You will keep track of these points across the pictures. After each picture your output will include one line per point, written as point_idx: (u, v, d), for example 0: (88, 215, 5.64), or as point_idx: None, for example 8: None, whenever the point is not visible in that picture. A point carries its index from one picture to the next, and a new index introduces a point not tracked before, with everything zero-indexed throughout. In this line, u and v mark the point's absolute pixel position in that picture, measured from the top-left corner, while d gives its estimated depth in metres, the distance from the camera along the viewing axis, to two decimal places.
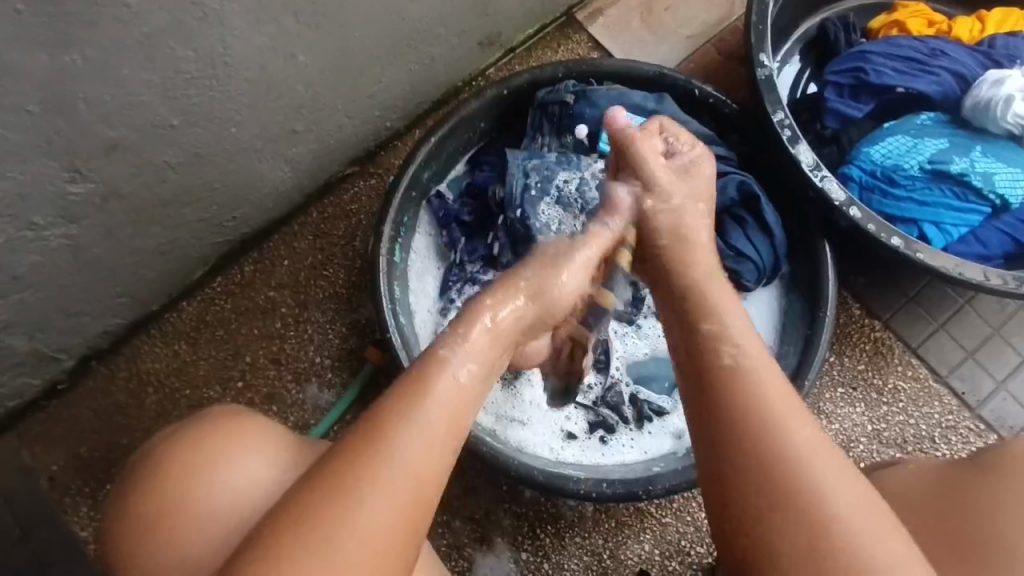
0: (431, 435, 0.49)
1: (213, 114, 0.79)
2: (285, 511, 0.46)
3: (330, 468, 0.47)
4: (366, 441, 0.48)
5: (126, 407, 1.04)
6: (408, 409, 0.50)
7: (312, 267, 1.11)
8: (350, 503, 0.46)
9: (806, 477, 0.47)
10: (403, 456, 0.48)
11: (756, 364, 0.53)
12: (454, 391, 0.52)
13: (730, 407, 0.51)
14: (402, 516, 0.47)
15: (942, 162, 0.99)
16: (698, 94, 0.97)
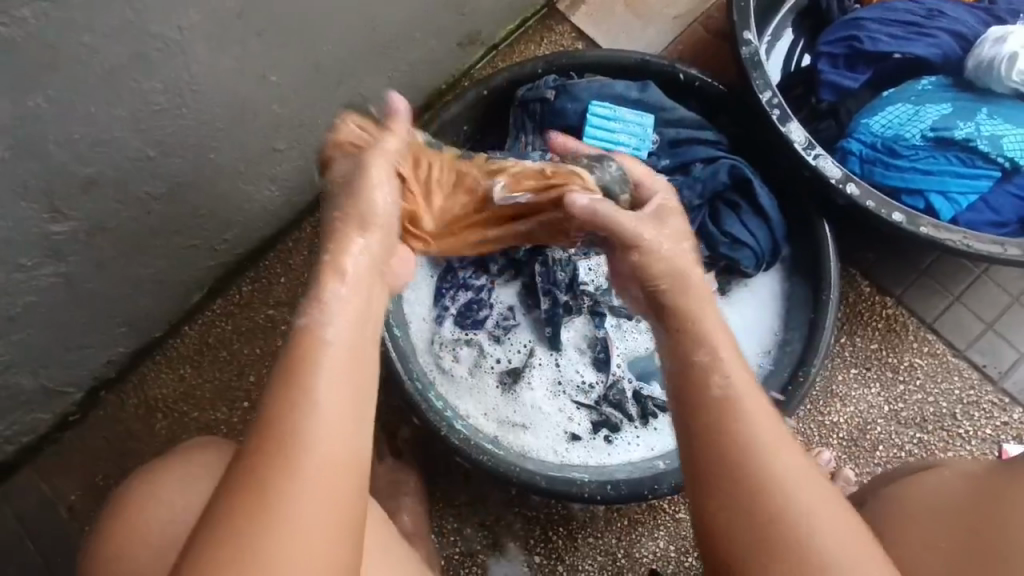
0: (335, 405, 0.47)
1: (189, 142, 0.79)
2: (213, 525, 0.43)
3: (233, 481, 0.45)
4: (270, 443, 0.45)
5: (137, 434, 1.06)
6: (303, 390, 0.47)
7: (308, 283, 1.11)
8: (272, 507, 0.43)
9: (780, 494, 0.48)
10: (313, 442, 0.45)
11: (746, 396, 0.53)
12: (337, 358, 0.50)
13: (719, 442, 0.51)
14: (333, 501, 0.45)
15: (945, 128, 0.95)
16: (683, 78, 0.94)
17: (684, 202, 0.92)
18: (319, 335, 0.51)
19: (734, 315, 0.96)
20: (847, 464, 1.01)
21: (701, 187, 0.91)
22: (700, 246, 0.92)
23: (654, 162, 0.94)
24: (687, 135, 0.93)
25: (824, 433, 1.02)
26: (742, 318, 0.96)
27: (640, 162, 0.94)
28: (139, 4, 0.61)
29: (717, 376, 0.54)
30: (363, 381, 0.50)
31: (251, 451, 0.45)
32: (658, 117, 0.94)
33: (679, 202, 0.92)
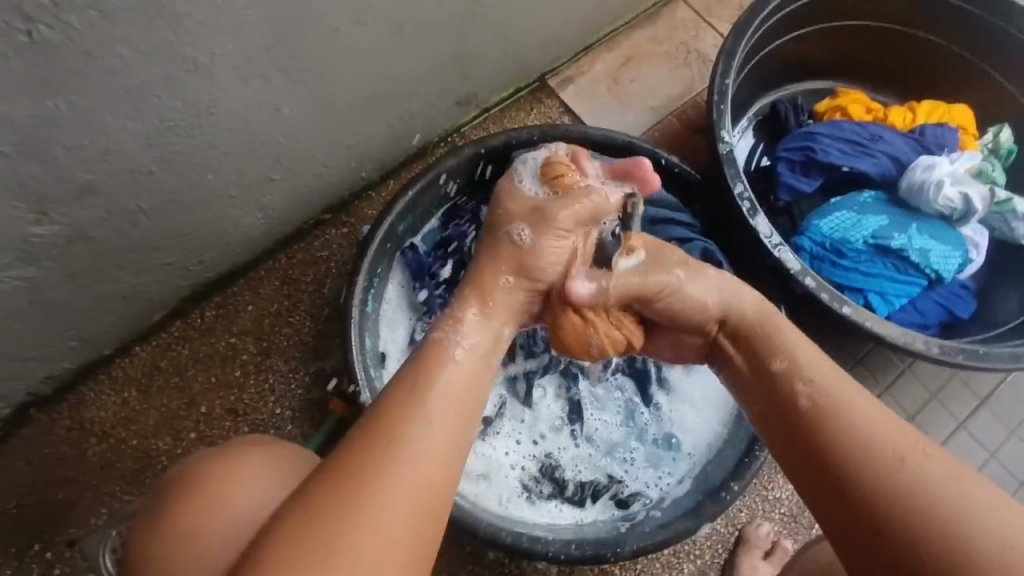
0: (445, 408, 0.60)
1: (192, 163, 0.79)
2: (323, 488, 0.53)
3: (355, 445, 0.56)
4: (391, 420, 0.57)
5: (65, 461, 0.97)
6: (423, 390, 0.60)
7: (276, 315, 1.09)
8: (377, 481, 0.53)
9: (873, 445, 0.58)
10: (423, 441, 0.57)
11: (839, 395, 0.62)
12: (453, 379, 0.62)
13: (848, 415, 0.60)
14: (433, 486, 0.55)
15: (884, 237, 1.07)
16: (664, 163, 1.03)
17: None
18: (448, 351, 0.64)
19: (695, 387, 1.01)
20: (787, 539, 1.06)
21: None
22: None
23: None
24: (665, 216, 1.01)
25: (767, 507, 1.07)
26: (701, 390, 1.01)
27: None
28: (179, 27, 0.63)
29: (828, 400, 0.62)
30: (464, 406, 0.61)
31: (370, 441, 0.56)
32: None
33: None
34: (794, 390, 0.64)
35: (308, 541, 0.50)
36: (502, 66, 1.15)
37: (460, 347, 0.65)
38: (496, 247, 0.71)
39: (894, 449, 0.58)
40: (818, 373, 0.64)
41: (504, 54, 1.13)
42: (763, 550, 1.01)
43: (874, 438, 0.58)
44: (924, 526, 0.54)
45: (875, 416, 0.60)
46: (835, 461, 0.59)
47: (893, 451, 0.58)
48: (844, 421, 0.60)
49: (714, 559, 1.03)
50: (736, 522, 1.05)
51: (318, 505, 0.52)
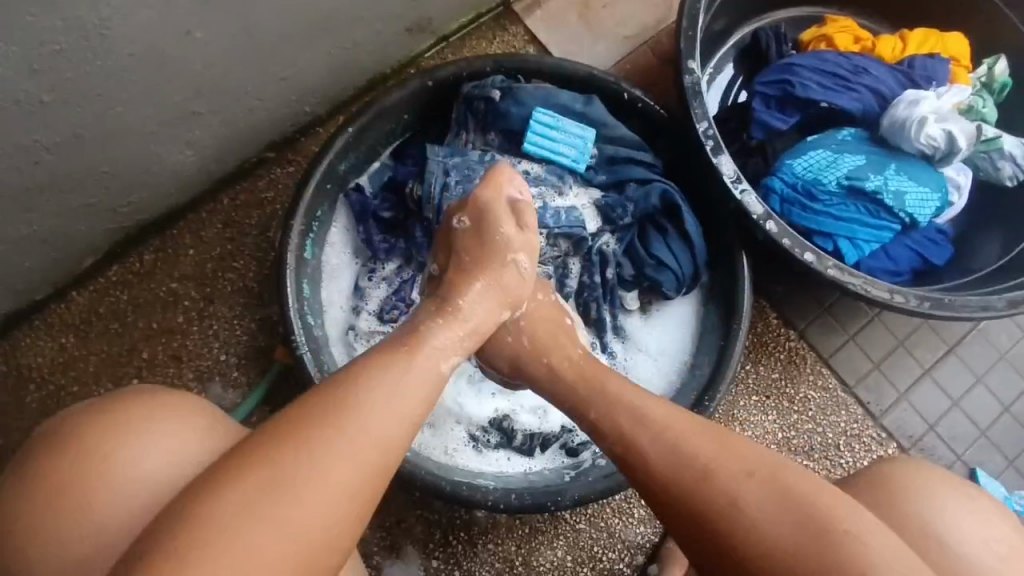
0: (402, 391, 0.58)
1: (93, 93, 0.72)
2: (283, 427, 0.53)
3: (294, 411, 0.54)
4: (340, 396, 0.55)
5: (4, 406, 0.96)
6: (400, 361, 0.61)
7: (219, 259, 1.04)
8: (336, 433, 0.53)
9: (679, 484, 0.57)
10: (377, 412, 0.55)
11: (638, 434, 0.62)
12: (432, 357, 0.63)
13: (667, 454, 0.59)
14: (374, 463, 0.53)
15: (859, 178, 1.00)
16: (628, 98, 0.95)
17: (614, 219, 0.93)
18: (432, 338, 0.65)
19: (652, 337, 0.98)
20: None
21: (633, 207, 0.93)
22: (626, 264, 0.94)
23: (590, 176, 0.95)
24: (626, 155, 0.94)
25: None
26: (658, 339, 0.98)
27: (576, 175, 0.94)
28: None
29: (632, 446, 0.61)
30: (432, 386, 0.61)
31: (335, 393, 0.55)
32: (599, 133, 0.94)
33: (610, 218, 0.93)
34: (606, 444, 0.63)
35: (223, 499, 0.48)
36: None
37: (449, 356, 0.65)
38: (501, 279, 0.76)
39: (689, 488, 0.57)
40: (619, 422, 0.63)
41: None
42: None
43: (672, 475, 0.58)
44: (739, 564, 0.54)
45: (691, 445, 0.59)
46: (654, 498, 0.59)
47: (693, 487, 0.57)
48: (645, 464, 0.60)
49: None
50: None
51: (247, 463, 0.50)
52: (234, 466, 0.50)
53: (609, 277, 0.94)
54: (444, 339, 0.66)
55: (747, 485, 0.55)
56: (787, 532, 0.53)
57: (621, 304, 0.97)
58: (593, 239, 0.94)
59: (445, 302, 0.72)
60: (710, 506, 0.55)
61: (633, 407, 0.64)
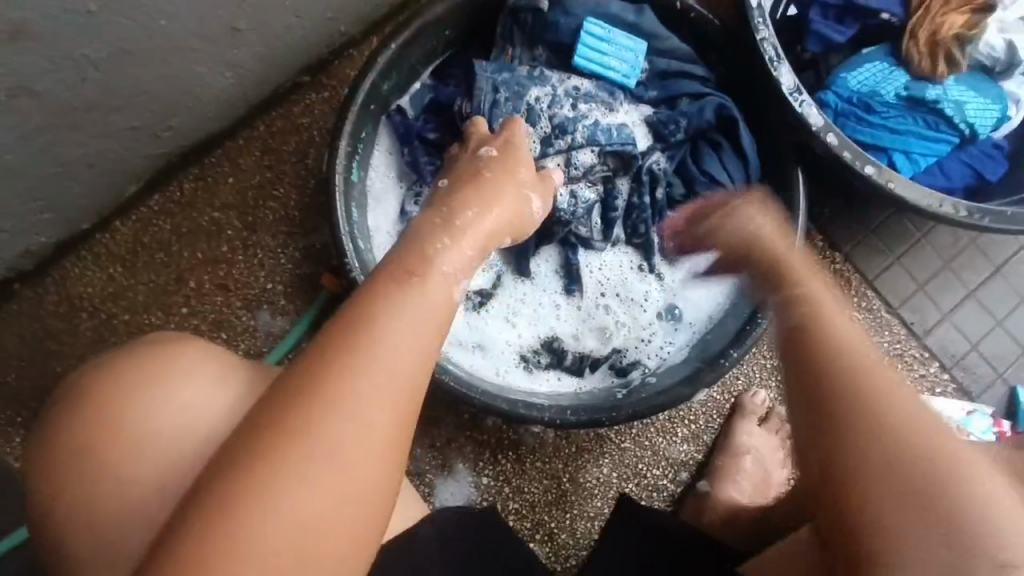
0: (410, 344, 0.49)
1: (139, 2, 0.69)
2: (269, 417, 0.45)
3: (279, 402, 0.46)
4: (338, 361, 0.47)
5: (58, 334, 0.97)
6: (398, 301, 0.51)
7: (259, 188, 1.03)
8: (330, 414, 0.45)
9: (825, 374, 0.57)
10: (377, 377, 0.47)
11: (823, 318, 0.61)
12: (440, 291, 0.53)
13: (828, 379, 0.56)
14: (386, 439, 0.46)
15: (918, 88, 0.97)
16: (680, 7, 0.90)
17: (667, 135, 0.91)
18: (433, 266, 0.55)
19: (700, 259, 0.97)
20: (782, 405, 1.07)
21: (687, 123, 0.90)
22: (677, 183, 0.93)
23: (642, 92, 0.92)
24: (678, 68, 0.91)
25: (765, 374, 1.07)
26: (706, 261, 0.96)
27: (626, 91, 0.91)
28: None
29: (810, 318, 0.61)
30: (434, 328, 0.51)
31: (326, 362, 0.47)
32: (651, 46, 0.91)
33: (661, 134, 0.91)
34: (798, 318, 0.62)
35: (227, 509, 0.42)
36: None
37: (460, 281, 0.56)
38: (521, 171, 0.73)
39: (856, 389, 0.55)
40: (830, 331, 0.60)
41: None
42: (758, 415, 1.02)
43: (854, 378, 0.56)
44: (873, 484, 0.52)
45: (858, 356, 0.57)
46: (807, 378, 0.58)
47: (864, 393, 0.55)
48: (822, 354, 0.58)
49: (709, 425, 1.05)
50: (734, 389, 1.06)
51: (253, 461, 0.43)
52: (220, 480, 0.43)
53: (659, 196, 0.92)
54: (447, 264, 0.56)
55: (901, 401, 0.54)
56: (888, 496, 0.51)
57: None
58: (643, 158, 0.91)
59: (447, 218, 0.61)
60: (879, 408, 0.54)
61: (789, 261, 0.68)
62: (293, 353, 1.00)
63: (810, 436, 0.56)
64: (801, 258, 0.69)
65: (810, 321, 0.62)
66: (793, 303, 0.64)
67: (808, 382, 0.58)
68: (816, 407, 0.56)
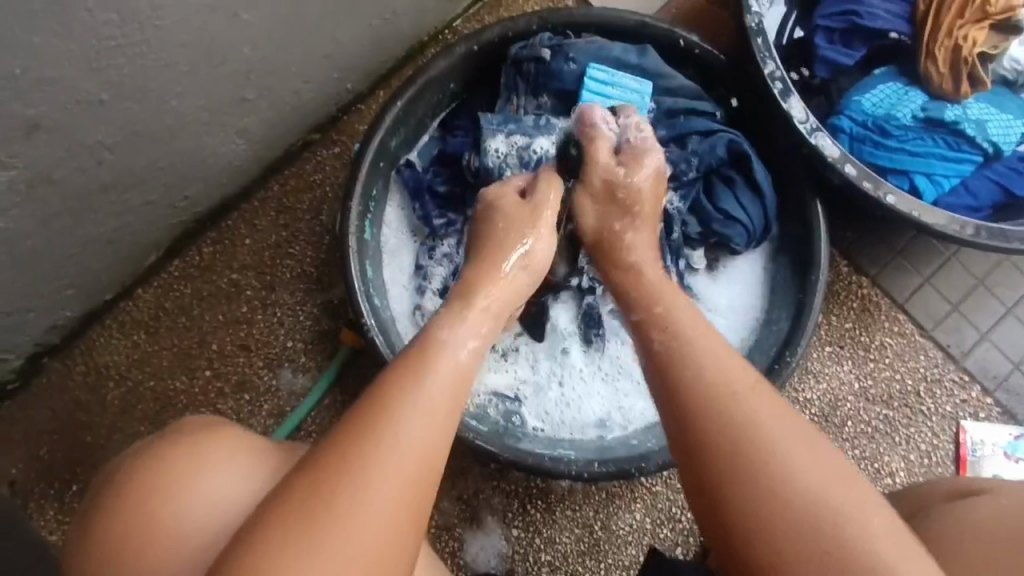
0: (429, 415, 0.51)
1: (148, 87, 0.70)
2: (298, 485, 0.47)
3: (308, 470, 0.48)
4: (368, 417, 0.50)
5: (87, 404, 0.98)
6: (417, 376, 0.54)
7: (276, 247, 1.04)
8: (355, 479, 0.47)
9: (727, 406, 0.53)
10: (399, 446, 0.49)
11: (691, 343, 0.59)
12: (454, 364, 0.56)
13: (708, 428, 0.52)
14: (403, 508, 0.48)
15: (936, 109, 0.94)
16: (683, 45, 0.90)
17: (680, 174, 0.89)
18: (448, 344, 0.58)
19: (721, 295, 0.95)
20: None
21: (699, 161, 0.89)
22: (692, 220, 0.91)
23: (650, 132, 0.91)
24: (684, 106, 0.90)
25: (798, 408, 1.04)
26: (726, 297, 0.95)
27: None
28: None
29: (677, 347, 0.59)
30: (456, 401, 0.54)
31: (353, 432, 0.49)
32: (657, 85, 0.90)
33: (675, 174, 0.89)
34: (659, 346, 0.59)
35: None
36: None
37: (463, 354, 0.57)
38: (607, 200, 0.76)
39: (699, 383, 0.55)
40: (682, 332, 0.60)
41: None
42: None
43: (699, 374, 0.56)
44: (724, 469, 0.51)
45: (735, 376, 0.55)
46: (670, 392, 0.56)
47: (726, 408, 0.53)
48: (707, 376, 0.55)
49: None
50: None
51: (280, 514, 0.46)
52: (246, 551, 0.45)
53: (675, 236, 0.91)
54: (459, 335, 0.59)
55: (775, 415, 0.52)
56: (810, 563, 0.46)
57: (687, 263, 0.94)
58: None
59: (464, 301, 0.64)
60: (722, 431, 0.52)
61: (726, 377, 0.55)
62: (316, 411, 1.00)
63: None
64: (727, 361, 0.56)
65: (671, 327, 0.61)
66: (710, 456, 0.52)
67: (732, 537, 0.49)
68: (780, 552, 0.47)
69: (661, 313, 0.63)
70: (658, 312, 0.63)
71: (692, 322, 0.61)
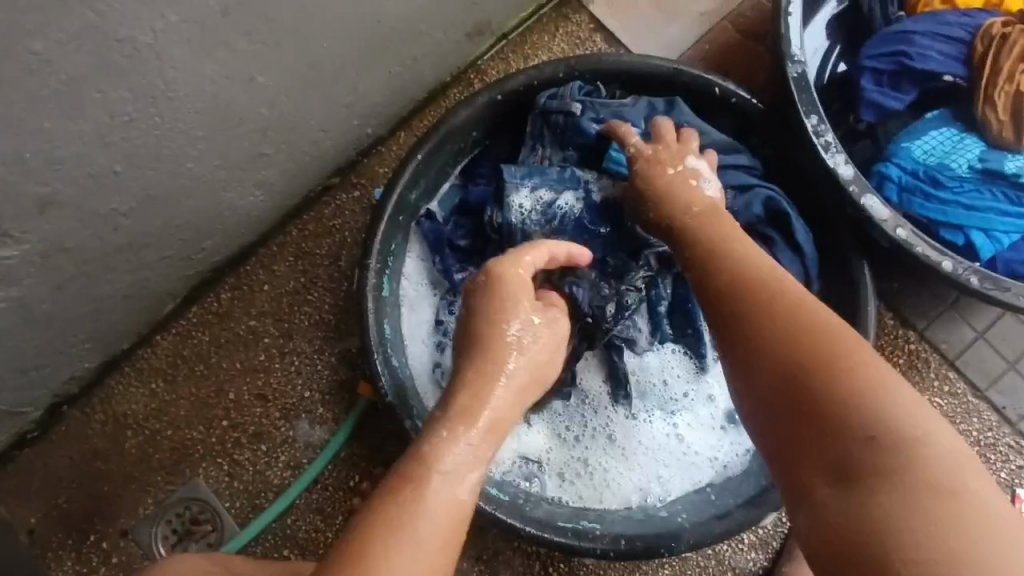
0: (432, 550, 0.49)
1: (162, 154, 0.69)
2: None
3: None
4: (368, 555, 0.48)
5: (105, 453, 0.97)
6: (416, 507, 0.51)
7: (294, 293, 1.02)
8: None
9: (753, 279, 0.60)
10: None
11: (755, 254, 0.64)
12: (452, 489, 0.53)
13: (753, 295, 0.58)
14: None
15: (994, 159, 0.87)
16: (719, 92, 0.84)
17: None
18: (444, 460, 0.55)
19: None
20: None
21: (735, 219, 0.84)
22: None
23: None
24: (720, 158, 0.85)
25: None
26: None
27: None
28: (100, 4, 0.51)
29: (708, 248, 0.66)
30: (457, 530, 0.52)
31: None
32: None
33: None
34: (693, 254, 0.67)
35: None
36: None
37: (465, 481, 0.54)
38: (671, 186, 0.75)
39: (737, 266, 0.62)
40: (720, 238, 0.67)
41: None
42: None
43: (734, 265, 0.62)
44: (747, 315, 0.57)
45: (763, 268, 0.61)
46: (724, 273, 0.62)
47: (755, 278, 0.60)
48: (743, 274, 0.61)
49: (778, 527, 0.96)
50: None
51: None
52: None
53: None
54: (458, 467, 0.55)
55: (812, 302, 0.56)
56: (816, 424, 0.49)
57: None
58: None
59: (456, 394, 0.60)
60: (746, 294, 0.59)
61: (751, 270, 0.61)
62: (333, 464, 0.98)
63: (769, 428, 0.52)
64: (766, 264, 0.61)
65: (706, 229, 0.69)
66: (740, 302, 0.58)
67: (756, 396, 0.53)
68: (799, 404, 0.50)
69: (701, 215, 0.71)
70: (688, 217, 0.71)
71: (732, 237, 0.67)
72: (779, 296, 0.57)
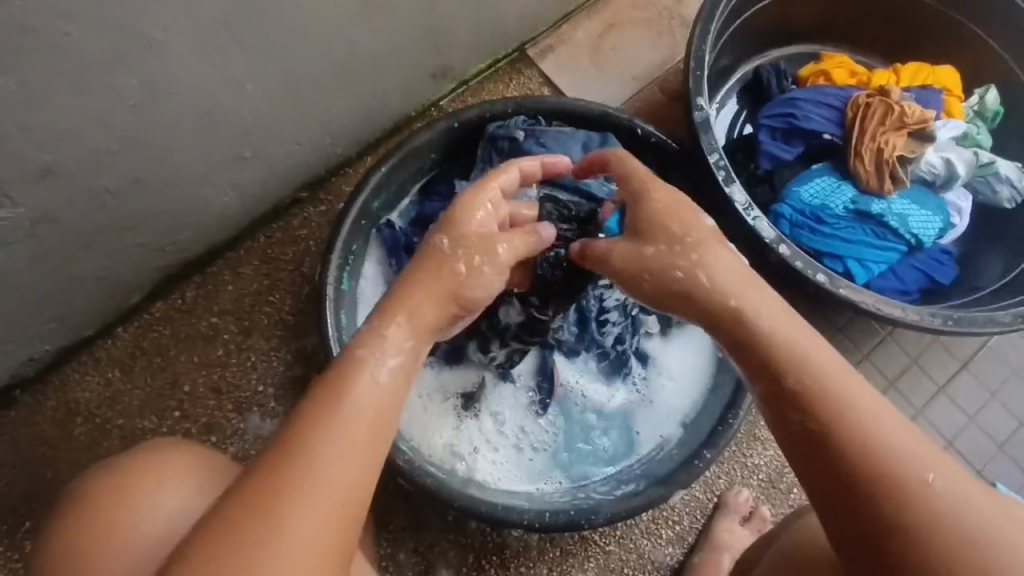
0: (360, 423, 0.55)
1: (154, 141, 0.78)
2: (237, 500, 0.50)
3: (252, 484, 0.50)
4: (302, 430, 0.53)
5: (53, 440, 0.99)
6: (341, 393, 0.56)
7: (256, 294, 1.09)
8: (292, 488, 0.50)
9: (826, 386, 0.57)
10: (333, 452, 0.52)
11: (826, 370, 0.58)
12: (377, 380, 0.58)
13: (823, 403, 0.56)
14: (340, 507, 0.51)
15: (863, 202, 1.06)
16: (641, 133, 1.01)
17: None
18: (372, 358, 0.59)
19: (671, 356, 1.02)
20: (765, 504, 1.07)
21: None
22: None
23: None
24: None
25: (746, 473, 1.08)
26: (679, 362, 1.02)
27: None
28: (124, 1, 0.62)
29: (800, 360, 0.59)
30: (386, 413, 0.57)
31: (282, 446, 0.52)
32: None
33: None
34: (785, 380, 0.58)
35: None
36: (479, 36, 1.11)
37: (384, 365, 0.59)
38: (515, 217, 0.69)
39: (821, 390, 0.57)
40: (821, 369, 0.58)
41: (480, 24, 1.09)
42: (740, 515, 1.02)
43: (823, 386, 0.57)
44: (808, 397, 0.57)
45: (831, 368, 0.58)
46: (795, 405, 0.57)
47: (838, 398, 0.56)
48: (829, 391, 0.57)
49: (691, 523, 1.05)
50: (715, 488, 1.07)
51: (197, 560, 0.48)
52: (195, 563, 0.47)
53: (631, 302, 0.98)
54: (379, 353, 0.59)
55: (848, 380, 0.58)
56: (860, 459, 0.54)
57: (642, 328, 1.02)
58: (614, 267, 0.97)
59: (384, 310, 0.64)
60: (815, 403, 0.56)
61: (823, 378, 0.57)
62: None
63: (820, 483, 0.55)
64: (795, 325, 0.62)
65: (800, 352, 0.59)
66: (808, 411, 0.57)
67: (810, 462, 0.56)
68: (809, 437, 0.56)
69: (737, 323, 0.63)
70: (731, 305, 0.64)
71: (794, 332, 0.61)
72: (809, 354, 0.59)
